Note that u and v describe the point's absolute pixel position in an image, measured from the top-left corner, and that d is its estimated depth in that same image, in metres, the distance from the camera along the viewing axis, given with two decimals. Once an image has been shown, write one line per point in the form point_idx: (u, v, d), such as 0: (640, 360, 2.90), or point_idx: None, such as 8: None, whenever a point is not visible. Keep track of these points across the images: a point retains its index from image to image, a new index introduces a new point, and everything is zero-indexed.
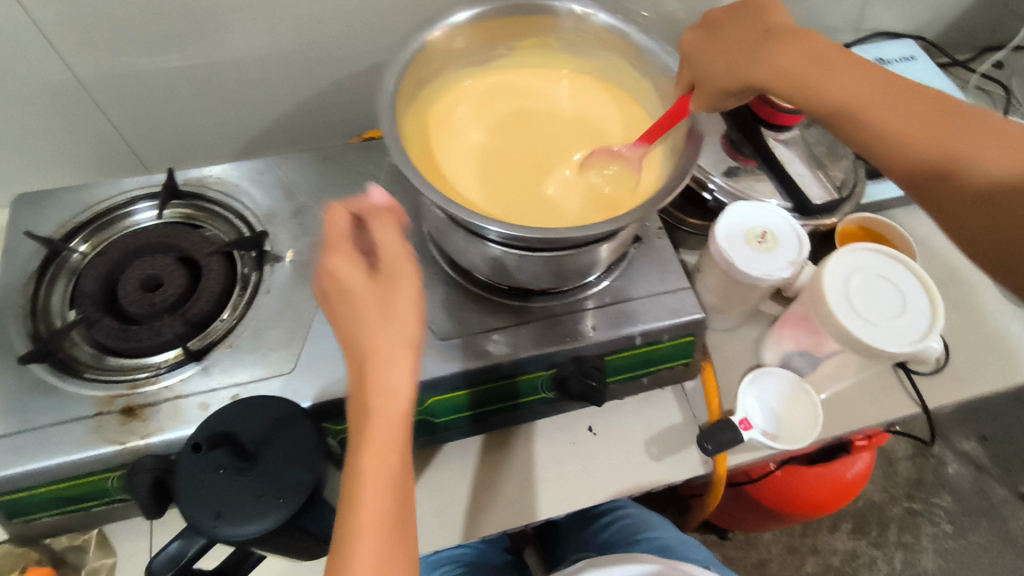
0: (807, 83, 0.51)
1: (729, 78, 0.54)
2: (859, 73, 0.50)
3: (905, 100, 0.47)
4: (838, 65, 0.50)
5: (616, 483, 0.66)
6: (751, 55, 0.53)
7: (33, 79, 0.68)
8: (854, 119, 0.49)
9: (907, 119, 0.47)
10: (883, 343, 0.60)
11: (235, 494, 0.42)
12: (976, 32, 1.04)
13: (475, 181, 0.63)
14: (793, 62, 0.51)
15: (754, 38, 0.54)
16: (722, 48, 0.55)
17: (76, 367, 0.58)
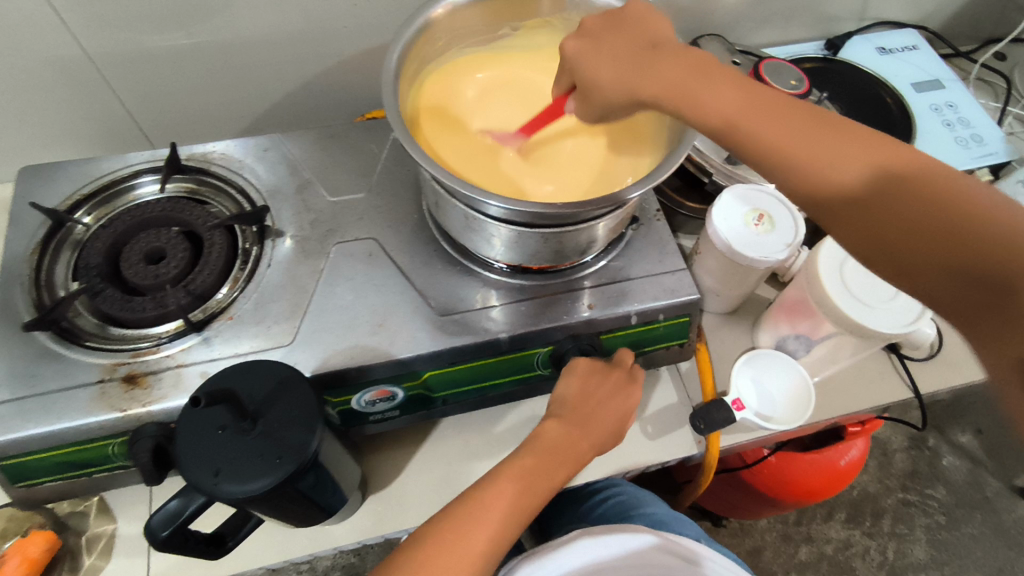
0: (699, 106, 0.47)
1: (625, 89, 0.50)
2: (745, 95, 0.46)
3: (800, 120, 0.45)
4: (705, 81, 0.47)
5: (610, 461, 0.67)
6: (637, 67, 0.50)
7: (40, 52, 0.68)
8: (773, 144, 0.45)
9: (842, 145, 0.44)
10: (877, 324, 0.60)
11: (235, 454, 0.43)
12: (981, 22, 1.03)
13: (469, 157, 0.63)
14: (705, 89, 0.47)
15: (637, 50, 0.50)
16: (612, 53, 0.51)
17: (80, 335, 0.58)
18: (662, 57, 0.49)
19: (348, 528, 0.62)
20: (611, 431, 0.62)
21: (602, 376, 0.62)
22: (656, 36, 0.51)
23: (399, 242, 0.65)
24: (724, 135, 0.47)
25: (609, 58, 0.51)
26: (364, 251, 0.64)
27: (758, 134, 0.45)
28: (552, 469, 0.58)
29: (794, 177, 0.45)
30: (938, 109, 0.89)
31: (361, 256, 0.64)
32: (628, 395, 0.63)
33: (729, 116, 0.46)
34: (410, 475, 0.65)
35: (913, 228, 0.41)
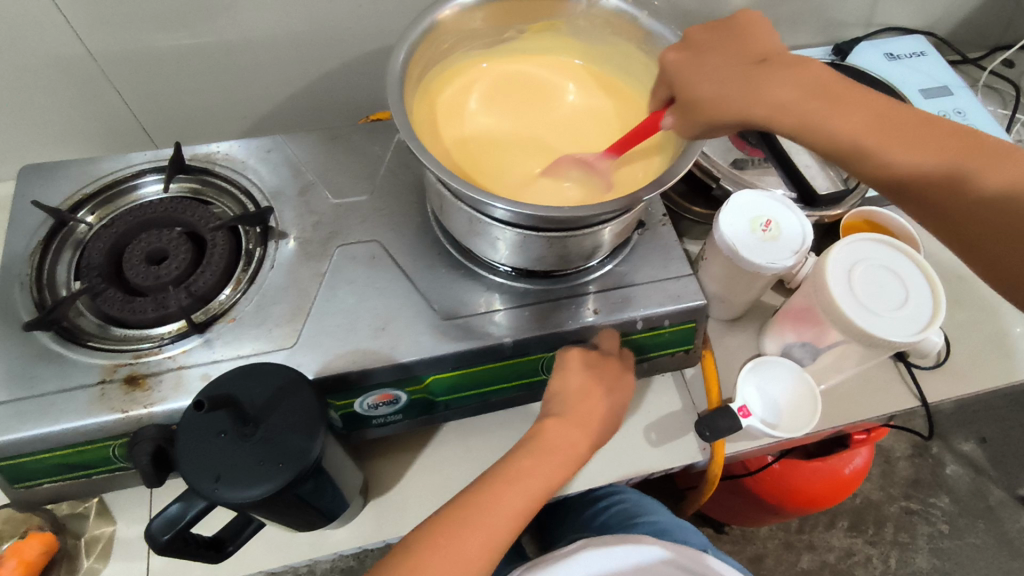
0: (824, 129, 0.48)
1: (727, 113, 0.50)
2: (860, 112, 0.48)
3: (899, 128, 0.48)
4: (818, 94, 0.49)
5: (613, 467, 0.66)
6: (745, 85, 0.50)
7: (43, 51, 0.68)
8: (880, 151, 0.48)
9: (954, 151, 0.47)
10: (884, 333, 0.60)
11: (235, 458, 0.43)
12: (988, 29, 1.03)
13: (475, 160, 0.63)
14: (826, 110, 0.48)
15: (745, 65, 0.51)
16: (716, 70, 0.51)
17: (80, 336, 0.58)
18: (776, 75, 0.50)
19: (348, 533, 0.61)
20: (611, 423, 0.61)
21: (602, 367, 0.61)
22: (762, 51, 0.52)
23: (402, 244, 0.65)
24: (840, 145, 0.48)
25: (718, 75, 0.51)
26: (367, 254, 0.64)
27: (878, 144, 0.48)
28: (551, 469, 0.56)
29: (904, 176, 0.47)
30: (945, 116, 0.89)
31: (364, 259, 0.64)
32: (626, 384, 0.62)
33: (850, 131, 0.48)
34: (410, 480, 0.65)
35: (1020, 229, 0.46)
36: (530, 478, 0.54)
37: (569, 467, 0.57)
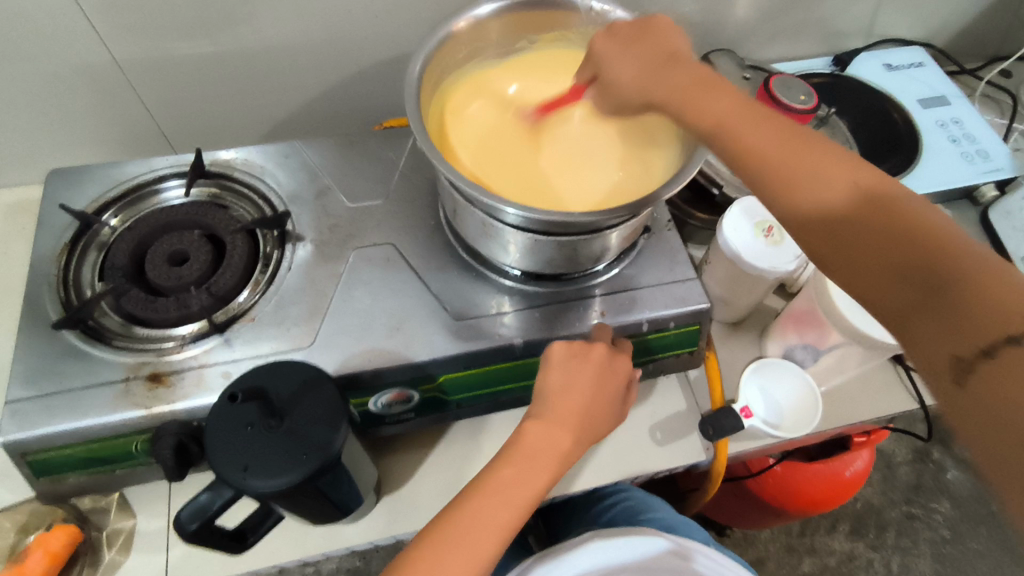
0: (727, 132, 0.50)
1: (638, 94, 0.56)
2: (766, 123, 0.50)
3: (796, 141, 0.48)
4: (709, 96, 0.52)
5: (619, 466, 0.68)
6: (654, 75, 0.55)
7: (70, 59, 0.70)
8: (765, 156, 0.48)
9: (844, 171, 0.46)
10: (884, 335, 0.62)
11: (262, 449, 0.44)
12: (986, 40, 1.05)
13: (503, 167, 0.65)
14: (724, 114, 0.51)
15: (656, 60, 0.55)
16: (632, 63, 0.57)
17: (105, 335, 0.60)
18: (682, 71, 0.54)
19: (361, 528, 0.63)
20: (603, 411, 0.60)
21: (586, 358, 0.59)
22: (676, 50, 0.56)
23: (415, 247, 0.67)
24: (730, 148, 0.50)
25: (634, 62, 0.57)
26: (382, 256, 0.66)
27: (763, 155, 0.48)
28: (535, 473, 0.55)
29: (796, 200, 0.47)
30: (944, 125, 0.91)
31: (379, 261, 0.66)
32: (615, 368, 0.60)
33: (743, 142, 0.49)
34: (422, 479, 0.66)
35: (889, 240, 0.42)
36: (516, 487, 0.54)
37: (558, 467, 0.56)
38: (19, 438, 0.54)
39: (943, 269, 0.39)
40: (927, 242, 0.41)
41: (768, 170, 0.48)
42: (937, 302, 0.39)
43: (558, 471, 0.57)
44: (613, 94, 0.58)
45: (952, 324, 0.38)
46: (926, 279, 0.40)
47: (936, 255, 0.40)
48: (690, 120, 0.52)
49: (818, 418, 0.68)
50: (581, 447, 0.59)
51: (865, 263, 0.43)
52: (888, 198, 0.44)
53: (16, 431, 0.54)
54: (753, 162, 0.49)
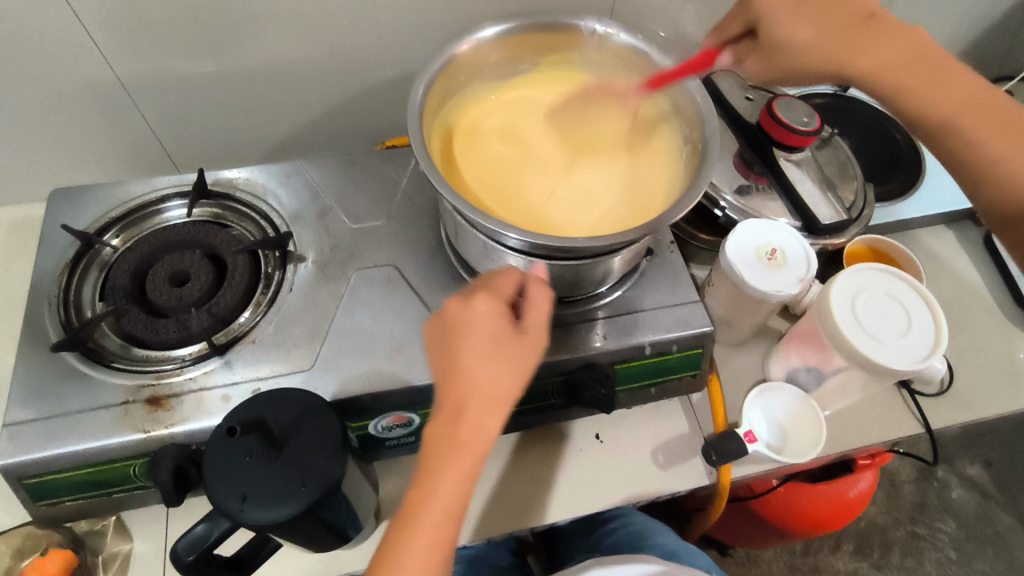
0: (871, 70, 0.64)
1: (796, 70, 0.66)
2: (948, 74, 0.63)
3: (930, 71, 0.63)
4: (878, 41, 0.64)
5: (620, 489, 0.67)
6: (843, 41, 0.65)
7: (75, 78, 0.70)
8: (965, 125, 0.61)
9: (981, 121, 0.61)
10: (889, 361, 0.61)
11: (260, 480, 0.44)
12: (987, 60, 1.05)
13: (490, 190, 0.65)
14: (890, 65, 0.64)
15: (852, 19, 0.65)
16: (818, 19, 0.65)
17: (105, 356, 0.60)
18: (877, 34, 0.64)
19: (360, 553, 0.62)
20: (495, 363, 0.48)
21: (447, 328, 0.50)
22: (868, 6, 0.65)
23: (417, 268, 0.67)
24: (890, 89, 0.64)
25: (812, 20, 0.65)
26: (383, 277, 0.66)
27: (897, 79, 0.64)
28: (437, 478, 0.46)
29: (947, 121, 0.62)
30: None
31: (380, 282, 0.65)
32: (482, 320, 0.49)
33: (945, 102, 0.62)
34: None
35: None
36: (429, 500, 0.46)
37: (463, 458, 0.47)
38: (17, 462, 0.53)
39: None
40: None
41: (898, 85, 0.64)
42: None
43: (471, 461, 0.47)
44: (785, 58, 0.66)
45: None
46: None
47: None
48: (845, 69, 0.65)
49: (823, 438, 0.68)
50: (488, 420, 0.48)
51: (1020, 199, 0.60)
52: None
53: (14, 455, 0.53)
54: (904, 96, 0.64)
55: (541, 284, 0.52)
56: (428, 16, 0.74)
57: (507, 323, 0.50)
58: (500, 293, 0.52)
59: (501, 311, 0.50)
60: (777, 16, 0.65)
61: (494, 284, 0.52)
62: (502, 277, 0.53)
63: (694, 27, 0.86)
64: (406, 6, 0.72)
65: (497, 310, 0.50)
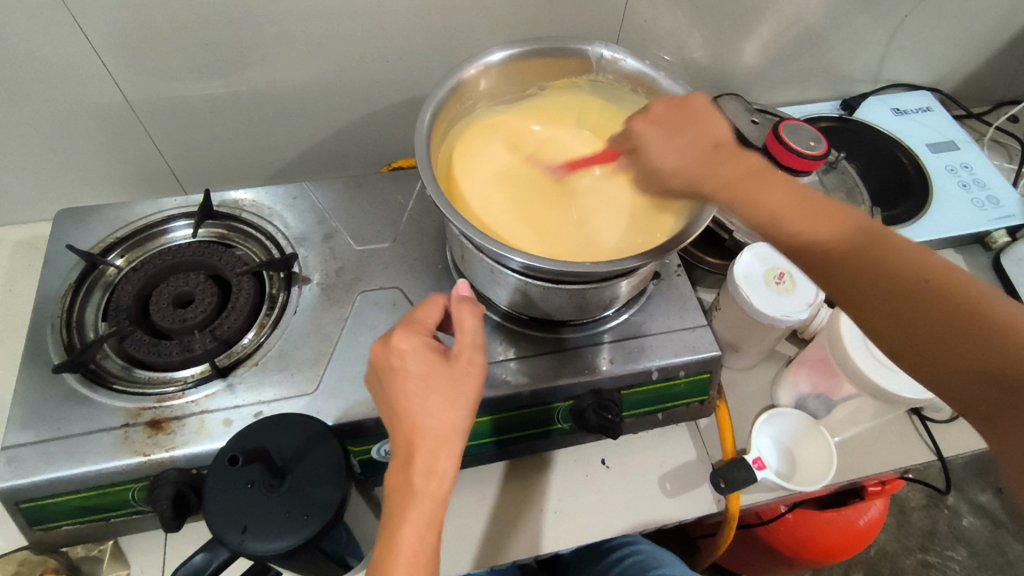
0: (757, 200, 0.51)
1: (684, 181, 0.54)
2: (841, 218, 0.49)
3: (871, 245, 0.48)
4: (768, 188, 0.51)
5: (626, 516, 0.65)
6: (701, 165, 0.54)
7: (84, 99, 0.71)
8: (856, 257, 0.48)
9: (855, 255, 0.48)
10: (902, 389, 0.60)
11: (262, 510, 0.43)
12: (992, 86, 1.06)
13: (515, 220, 0.65)
14: (761, 189, 0.51)
15: (701, 145, 0.55)
16: (680, 145, 0.56)
17: (106, 378, 0.59)
18: (728, 158, 0.54)
19: None
20: (428, 400, 0.48)
21: (381, 375, 0.50)
22: (715, 137, 0.56)
23: (422, 291, 0.66)
24: (801, 245, 0.49)
25: (683, 151, 0.55)
26: (389, 300, 0.65)
27: (756, 204, 0.50)
28: (400, 530, 0.46)
29: (813, 238, 0.49)
30: (953, 170, 0.91)
31: (385, 305, 0.65)
32: (411, 359, 0.49)
33: (814, 230, 0.49)
34: None
35: (953, 345, 0.44)
36: (398, 555, 0.45)
37: (425, 504, 0.46)
38: (15, 485, 0.53)
39: (977, 326, 0.43)
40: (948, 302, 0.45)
41: (819, 260, 0.49)
42: (994, 367, 0.42)
43: (430, 505, 0.46)
44: (658, 179, 0.56)
45: (993, 380, 0.42)
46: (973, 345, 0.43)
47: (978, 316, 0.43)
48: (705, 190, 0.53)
49: (835, 464, 0.66)
50: (438, 460, 0.47)
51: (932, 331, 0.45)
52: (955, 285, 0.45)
53: (11, 479, 0.53)
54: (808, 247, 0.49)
55: (465, 308, 0.53)
56: (435, 41, 0.75)
57: (438, 354, 0.50)
58: (424, 330, 0.52)
59: (430, 347, 0.51)
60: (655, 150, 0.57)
61: (417, 321, 0.53)
62: (423, 312, 0.54)
63: (700, 52, 0.87)
64: (413, 31, 0.73)
65: (426, 346, 0.50)
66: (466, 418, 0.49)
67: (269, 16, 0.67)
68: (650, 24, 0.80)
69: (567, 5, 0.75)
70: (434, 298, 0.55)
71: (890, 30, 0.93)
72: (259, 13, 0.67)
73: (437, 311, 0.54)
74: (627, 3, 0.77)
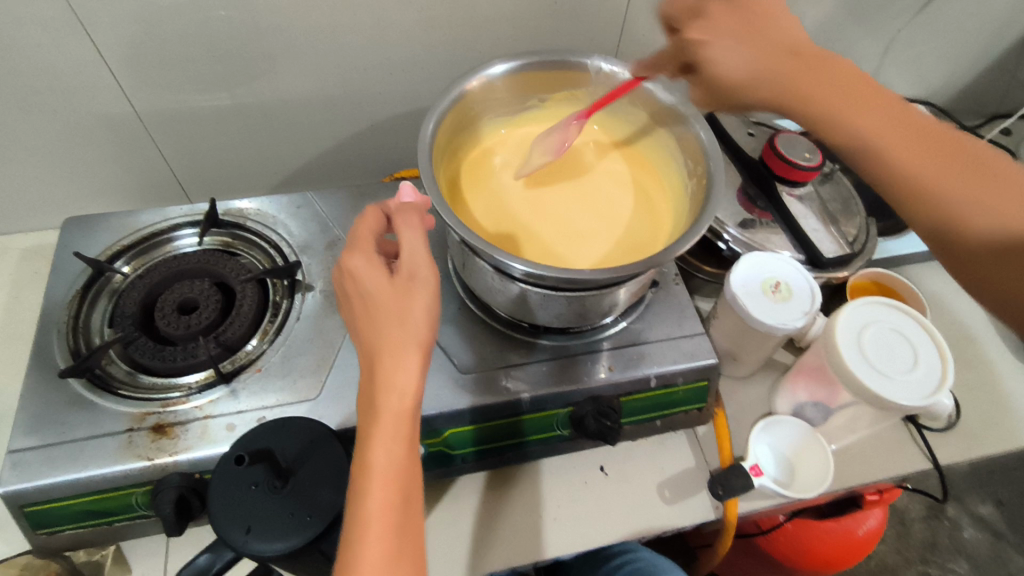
0: (857, 129, 0.52)
1: (733, 94, 0.55)
2: (892, 116, 0.52)
3: (858, 95, 0.52)
4: (864, 107, 0.52)
5: (625, 523, 0.66)
6: (809, 78, 0.53)
7: (93, 110, 0.72)
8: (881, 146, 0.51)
9: (906, 150, 0.51)
10: (895, 396, 0.61)
11: (265, 510, 0.44)
12: (985, 99, 1.07)
13: (520, 223, 0.66)
14: (808, 79, 0.52)
15: (787, 59, 0.53)
16: (748, 45, 0.53)
17: (111, 384, 0.60)
18: (820, 70, 0.53)
19: None
20: (377, 316, 0.46)
21: (346, 300, 0.49)
22: (794, 42, 0.54)
23: None
24: (874, 166, 0.52)
25: (747, 48, 0.53)
26: None
27: (845, 114, 0.52)
28: (367, 450, 0.43)
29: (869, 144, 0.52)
30: None
31: None
32: (359, 278, 0.47)
33: (890, 137, 0.51)
34: (425, 535, 0.64)
35: (1005, 250, 0.48)
36: (370, 475, 0.42)
37: (386, 420, 0.43)
38: (20, 489, 0.53)
39: (954, 242, 0.50)
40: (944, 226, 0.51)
41: (890, 159, 0.51)
42: (987, 269, 0.50)
43: (392, 420, 0.43)
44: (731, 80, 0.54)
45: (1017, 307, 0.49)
46: None
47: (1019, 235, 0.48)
48: (765, 74, 0.53)
49: (832, 468, 0.67)
50: (393, 372, 0.44)
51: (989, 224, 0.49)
52: None
53: (16, 482, 0.53)
54: (892, 154, 0.51)
55: (404, 219, 0.51)
56: (438, 54, 0.76)
57: (380, 270, 0.48)
58: (370, 245, 0.50)
59: (377, 262, 0.48)
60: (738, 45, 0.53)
61: (358, 238, 0.50)
62: (363, 225, 0.51)
63: None
64: (417, 45, 0.75)
65: (372, 262, 0.48)
66: (421, 322, 0.46)
67: (277, 29, 0.69)
68: (648, 38, 0.82)
69: (567, 19, 0.77)
70: (374, 210, 0.53)
71: (883, 44, 0.95)
72: (267, 26, 0.68)
73: (378, 222, 0.52)
74: (626, 18, 0.78)
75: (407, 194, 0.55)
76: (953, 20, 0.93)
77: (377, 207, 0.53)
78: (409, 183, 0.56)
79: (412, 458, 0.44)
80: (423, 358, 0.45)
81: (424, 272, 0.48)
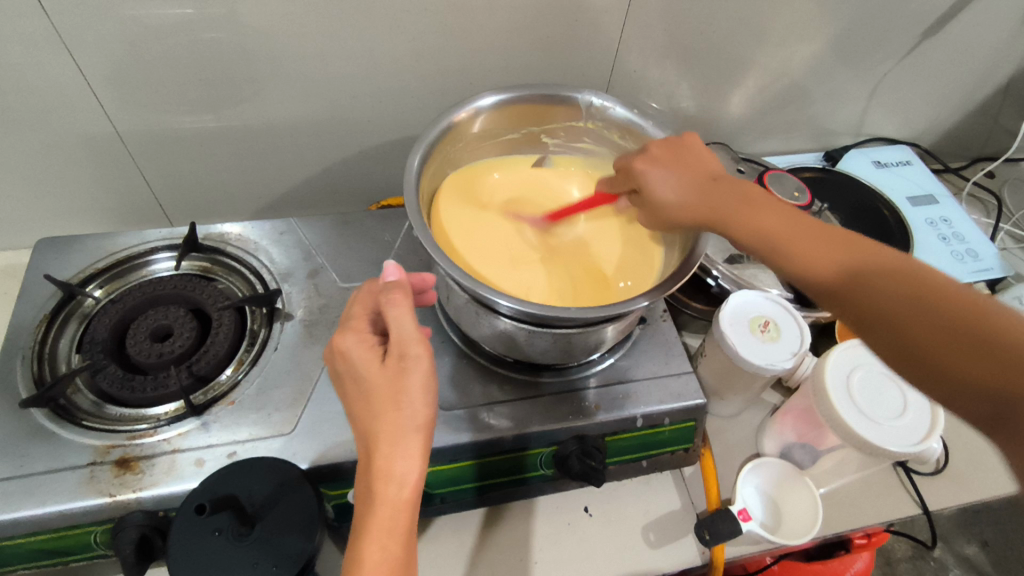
0: (806, 262, 0.51)
1: (675, 219, 0.57)
2: (836, 246, 0.51)
3: (789, 229, 0.53)
4: (762, 213, 0.55)
5: (610, 569, 0.63)
6: (701, 192, 0.57)
7: (73, 130, 0.70)
8: (851, 285, 0.49)
9: (811, 230, 0.53)
10: (884, 443, 0.59)
11: (227, 561, 0.43)
12: (967, 141, 1.10)
13: (510, 259, 0.66)
14: (658, 178, 0.58)
15: (705, 185, 0.58)
16: (681, 179, 0.58)
17: (75, 414, 0.57)
18: (752, 212, 0.55)
19: None
20: (373, 402, 0.45)
21: (343, 382, 0.48)
22: (713, 171, 0.59)
23: None
24: (825, 288, 0.50)
25: (677, 183, 0.58)
26: None
27: (787, 247, 0.53)
28: (362, 546, 0.42)
29: (811, 274, 0.51)
30: (933, 224, 0.94)
31: None
32: (352, 359, 0.46)
33: (818, 265, 0.51)
34: None
35: (945, 331, 0.42)
36: (362, 573, 0.41)
37: (383, 513, 0.42)
38: None
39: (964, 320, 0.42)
40: (974, 324, 0.41)
41: (762, 235, 0.54)
42: (970, 341, 0.41)
43: (390, 513, 0.42)
44: (658, 211, 0.58)
45: (977, 350, 0.40)
46: (962, 350, 0.41)
47: (979, 332, 0.41)
48: (748, 229, 0.55)
49: (820, 504, 0.66)
50: (391, 462, 0.43)
51: (956, 348, 0.41)
52: (870, 271, 0.48)
53: None
54: (775, 239, 0.54)
55: (388, 295, 0.47)
56: (428, 82, 0.76)
57: (370, 354, 0.46)
58: (363, 323, 0.49)
59: (368, 342, 0.47)
60: (649, 180, 0.59)
61: (350, 317, 0.49)
62: (357, 303, 0.50)
63: (688, 102, 0.89)
64: (408, 73, 0.74)
65: (365, 341, 0.47)
66: (418, 407, 0.44)
67: (264, 53, 0.68)
68: (640, 74, 0.82)
69: (558, 52, 0.77)
70: (366, 286, 0.51)
71: (871, 87, 0.96)
72: (253, 50, 0.67)
73: (371, 298, 0.50)
74: (617, 53, 0.78)
75: (391, 273, 0.51)
76: (939, 64, 0.95)
77: (369, 283, 0.51)
78: (389, 261, 0.52)
79: (408, 547, 0.43)
80: (422, 444, 0.44)
81: (414, 351, 0.45)
